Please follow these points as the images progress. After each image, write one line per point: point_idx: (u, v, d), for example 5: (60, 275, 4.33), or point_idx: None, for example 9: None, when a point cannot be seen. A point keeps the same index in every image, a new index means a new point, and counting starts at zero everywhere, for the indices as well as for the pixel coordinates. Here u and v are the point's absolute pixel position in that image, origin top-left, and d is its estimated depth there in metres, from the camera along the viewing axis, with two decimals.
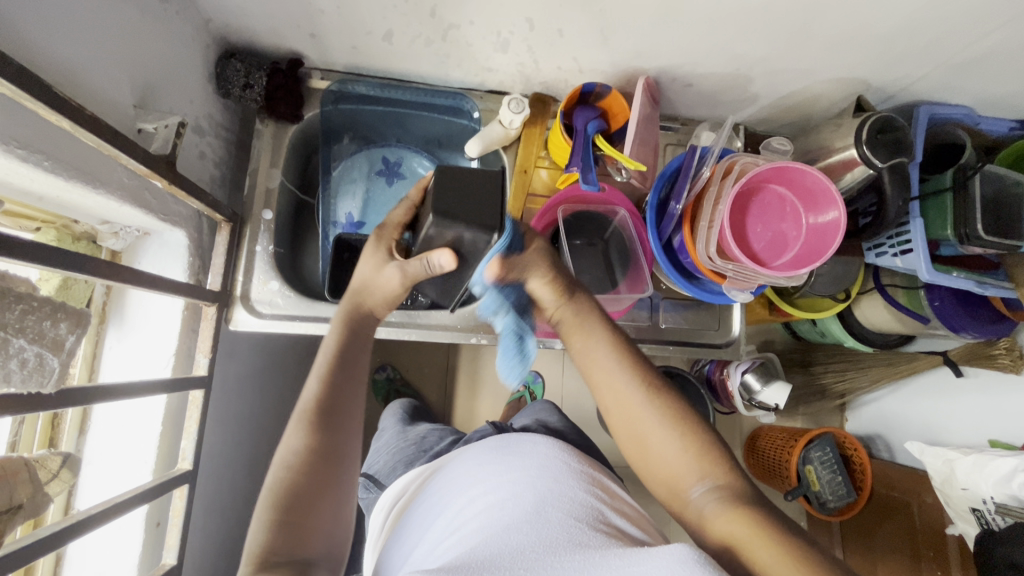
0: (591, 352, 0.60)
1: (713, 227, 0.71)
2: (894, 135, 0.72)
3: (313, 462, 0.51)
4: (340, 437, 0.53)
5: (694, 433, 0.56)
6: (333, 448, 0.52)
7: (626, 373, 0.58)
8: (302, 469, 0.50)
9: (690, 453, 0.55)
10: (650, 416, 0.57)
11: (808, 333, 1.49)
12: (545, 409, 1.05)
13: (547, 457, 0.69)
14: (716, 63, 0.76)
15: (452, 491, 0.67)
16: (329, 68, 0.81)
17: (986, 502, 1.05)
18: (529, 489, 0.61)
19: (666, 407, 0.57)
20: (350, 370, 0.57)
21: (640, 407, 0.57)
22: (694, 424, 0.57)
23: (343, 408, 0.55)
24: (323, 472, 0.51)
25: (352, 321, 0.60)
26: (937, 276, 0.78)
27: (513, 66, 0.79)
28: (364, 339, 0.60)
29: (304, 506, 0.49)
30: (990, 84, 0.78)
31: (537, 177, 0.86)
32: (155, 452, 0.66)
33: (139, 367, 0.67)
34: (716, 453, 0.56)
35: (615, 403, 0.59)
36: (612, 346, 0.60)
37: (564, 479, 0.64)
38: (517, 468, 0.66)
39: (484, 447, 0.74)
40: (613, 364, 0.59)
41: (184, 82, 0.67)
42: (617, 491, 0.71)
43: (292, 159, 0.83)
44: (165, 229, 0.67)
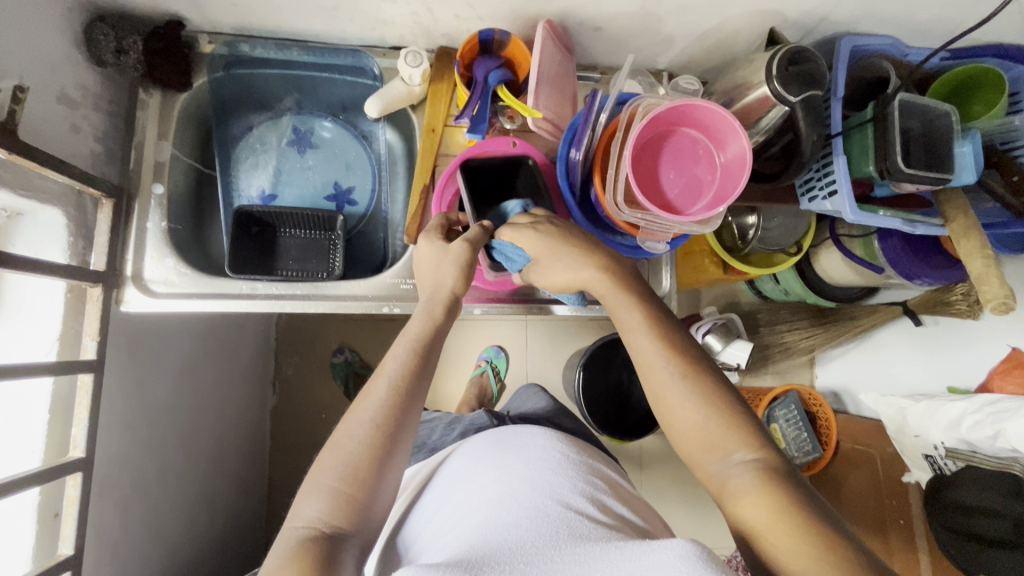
0: (635, 325, 0.58)
1: (620, 176, 0.67)
2: (805, 67, 0.68)
3: (374, 438, 0.52)
4: (404, 427, 0.54)
5: (725, 410, 0.53)
6: (395, 435, 0.53)
7: (661, 346, 0.56)
8: (362, 448, 0.51)
9: (721, 428, 0.53)
10: (685, 392, 0.54)
11: (771, 292, 1.46)
12: (535, 394, 1.08)
13: (544, 448, 0.68)
14: (620, 1, 0.72)
15: (456, 480, 0.66)
16: (215, 31, 0.76)
17: (937, 448, 1.03)
18: (527, 482, 0.60)
19: (702, 382, 0.54)
20: (427, 365, 0.57)
21: (670, 382, 0.55)
22: (725, 395, 0.54)
23: (407, 394, 0.54)
24: (377, 450, 0.52)
25: (434, 309, 0.60)
26: (861, 216, 0.76)
27: (408, 17, 0.74)
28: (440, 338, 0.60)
29: (356, 479, 0.50)
30: (911, 8, 0.74)
31: (451, 136, 0.82)
32: (44, 440, 0.64)
33: (20, 354, 0.64)
34: (752, 429, 0.53)
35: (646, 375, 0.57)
36: (650, 318, 0.58)
37: (563, 470, 0.63)
38: (516, 460, 0.64)
39: (481, 441, 0.73)
40: (649, 338, 0.57)
41: (40, 49, 0.63)
42: (616, 479, 0.71)
43: (186, 132, 0.79)
44: (37, 208, 0.64)
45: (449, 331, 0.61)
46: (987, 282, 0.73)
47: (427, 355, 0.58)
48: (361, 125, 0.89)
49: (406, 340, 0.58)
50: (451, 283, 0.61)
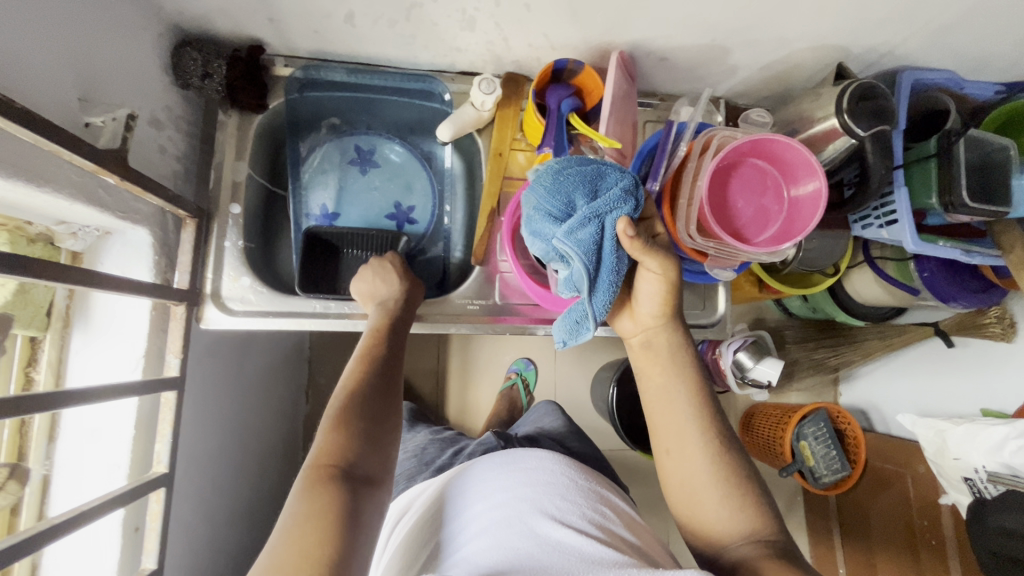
0: (670, 384, 0.62)
1: (694, 205, 0.69)
2: (876, 102, 0.70)
3: (367, 401, 0.57)
4: (391, 391, 0.60)
5: (740, 485, 0.57)
6: (383, 394, 0.59)
7: (690, 408, 0.60)
8: (356, 404, 0.56)
9: (734, 502, 0.56)
10: (703, 456, 0.58)
11: (800, 309, 1.45)
12: (551, 413, 1.07)
13: (554, 473, 0.67)
14: (691, 34, 0.74)
15: (457, 501, 0.66)
16: (292, 54, 0.78)
17: (978, 472, 1.04)
18: (533, 509, 0.60)
19: (720, 454, 0.58)
20: (394, 347, 0.66)
21: (692, 439, 0.59)
22: (741, 472, 0.57)
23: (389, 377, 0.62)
24: (372, 410, 0.57)
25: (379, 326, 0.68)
26: (923, 246, 0.77)
27: (483, 45, 0.76)
28: (400, 329, 0.69)
29: (361, 431, 0.54)
30: (973, 45, 0.76)
31: (514, 160, 0.84)
32: (129, 456, 0.64)
33: (107, 371, 0.65)
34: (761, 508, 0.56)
35: (670, 428, 0.60)
36: (683, 380, 0.62)
37: (571, 497, 0.63)
38: (524, 483, 0.64)
39: (490, 459, 0.72)
40: (678, 398, 0.61)
41: (137, 73, 0.64)
42: (622, 503, 0.70)
43: (259, 151, 0.81)
44: (127, 228, 0.65)
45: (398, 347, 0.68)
46: None
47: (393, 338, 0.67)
48: (424, 146, 0.91)
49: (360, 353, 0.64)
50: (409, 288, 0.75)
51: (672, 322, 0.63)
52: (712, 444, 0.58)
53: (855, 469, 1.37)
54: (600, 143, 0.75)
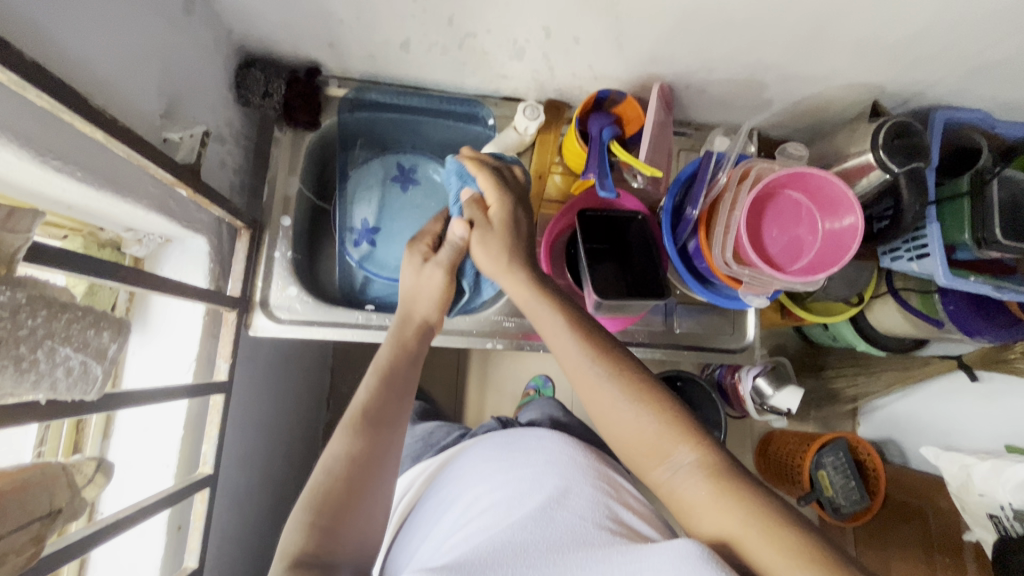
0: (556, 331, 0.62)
1: (730, 232, 0.71)
2: (911, 140, 0.72)
3: (354, 468, 0.54)
4: (382, 447, 0.57)
5: (666, 410, 0.56)
6: (375, 456, 0.56)
7: (586, 355, 0.60)
8: (341, 477, 0.53)
9: (665, 429, 0.56)
10: (619, 397, 0.57)
11: (820, 336, 1.44)
12: (546, 404, 1.06)
13: (554, 453, 0.70)
14: (731, 69, 0.76)
15: (457, 487, 0.69)
16: (345, 76, 0.82)
17: (1003, 509, 1.03)
18: (534, 487, 0.62)
19: (635, 385, 0.58)
20: (401, 375, 0.63)
21: (599, 386, 0.58)
22: (667, 402, 0.57)
23: (387, 416, 0.59)
24: (357, 479, 0.54)
25: (407, 338, 0.67)
26: (954, 280, 0.78)
27: (528, 74, 0.80)
28: (416, 349, 0.67)
29: (338, 512, 0.51)
30: (1006, 88, 0.78)
31: (552, 182, 0.88)
32: (177, 456, 0.66)
33: (160, 372, 0.68)
34: (691, 429, 0.56)
35: (579, 381, 0.60)
36: (567, 322, 0.62)
37: (571, 475, 0.65)
38: (526, 466, 0.67)
39: (490, 441, 0.76)
40: (574, 347, 0.61)
41: (207, 91, 0.68)
42: (623, 484, 0.71)
43: (309, 166, 0.84)
44: (187, 236, 0.68)
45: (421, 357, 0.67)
46: None
47: (403, 359, 0.65)
48: None
49: (375, 368, 0.63)
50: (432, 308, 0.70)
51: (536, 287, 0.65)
52: (626, 383, 0.58)
53: (874, 501, 1.35)
54: (639, 170, 0.77)
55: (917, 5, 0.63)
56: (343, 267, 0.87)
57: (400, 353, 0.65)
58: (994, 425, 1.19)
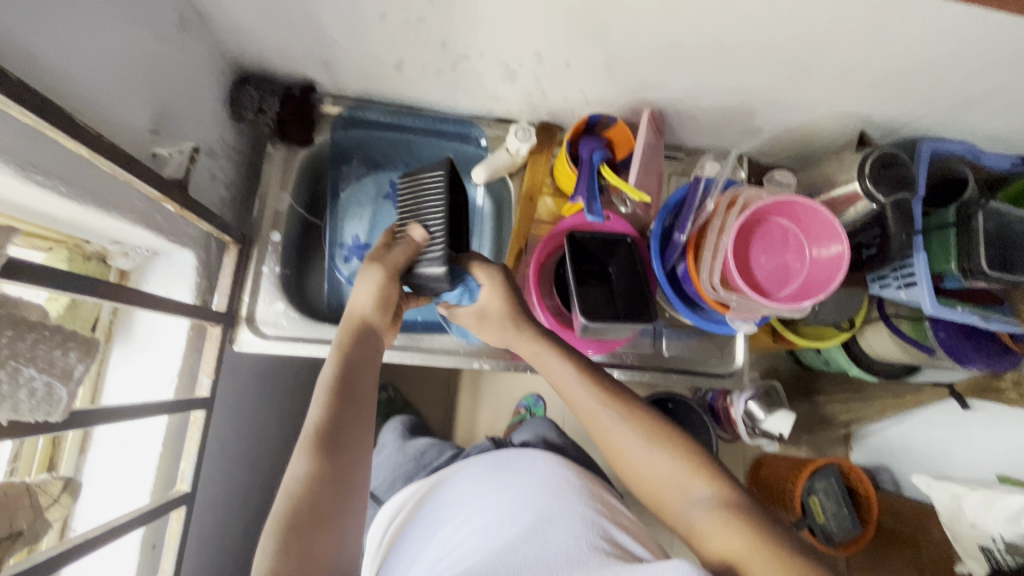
0: (567, 379, 0.63)
1: (718, 258, 0.72)
2: (897, 171, 0.73)
3: (318, 488, 0.51)
4: (345, 465, 0.53)
5: (673, 443, 0.58)
6: (338, 476, 0.52)
7: (595, 395, 0.61)
8: (307, 497, 0.50)
9: (675, 465, 0.57)
10: (633, 437, 0.59)
11: (812, 360, 1.44)
12: (541, 424, 1.05)
13: (548, 472, 0.70)
14: (720, 97, 0.78)
15: (450, 507, 0.68)
16: (341, 95, 0.83)
17: (994, 541, 1.02)
18: (526, 507, 0.62)
19: (647, 426, 0.59)
20: (357, 385, 0.59)
21: (617, 430, 0.59)
22: (675, 437, 0.58)
23: (344, 432, 0.55)
24: (325, 499, 0.51)
25: (346, 344, 0.62)
26: (941, 310, 0.79)
27: (521, 96, 0.81)
28: (361, 356, 0.62)
29: (310, 534, 0.48)
30: (991, 121, 0.79)
31: (542, 204, 0.88)
32: (154, 472, 0.66)
33: (141, 388, 0.67)
34: (706, 465, 0.56)
35: (593, 428, 0.61)
36: (577, 365, 0.63)
37: (564, 494, 0.65)
38: (519, 487, 0.66)
39: (482, 463, 0.75)
40: (591, 391, 0.61)
41: (200, 107, 0.69)
42: (617, 506, 0.70)
43: (302, 183, 0.85)
44: (175, 250, 0.68)
45: (367, 356, 0.62)
46: None
47: (356, 363, 0.61)
48: None
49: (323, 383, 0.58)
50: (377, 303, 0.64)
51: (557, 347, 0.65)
52: (644, 424, 0.59)
53: (868, 530, 1.32)
54: (628, 193, 0.79)
55: (898, 41, 0.64)
56: (332, 284, 0.86)
57: (347, 363, 0.60)
58: (986, 455, 1.18)
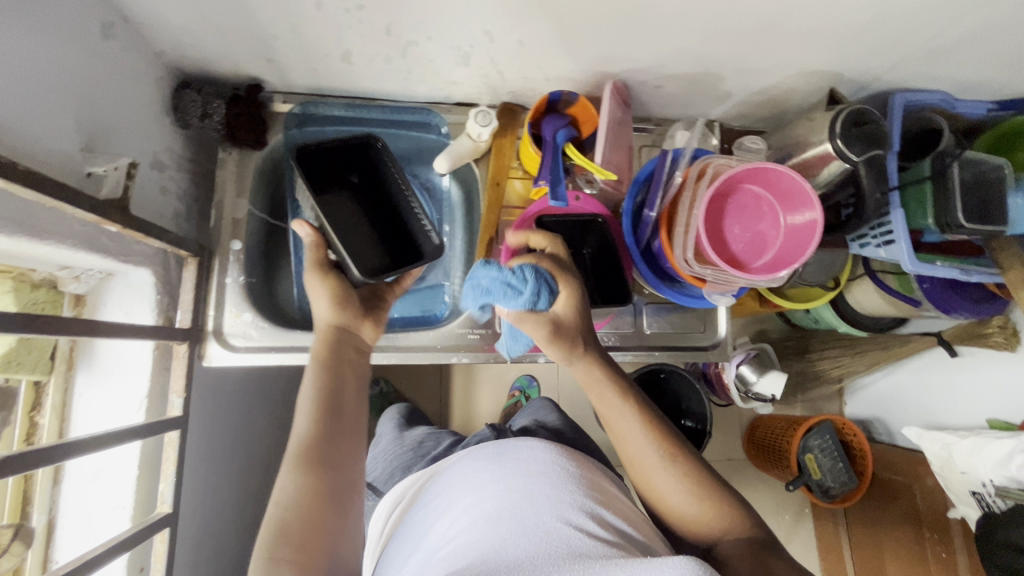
0: (616, 413, 0.64)
1: (690, 232, 0.69)
2: (868, 127, 0.71)
3: (313, 501, 0.51)
4: (340, 478, 0.54)
5: (709, 487, 0.61)
6: (334, 489, 0.53)
7: (643, 431, 0.63)
8: (298, 508, 0.51)
9: (707, 506, 0.61)
10: (670, 477, 0.61)
11: (803, 320, 1.45)
12: (545, 407, 1.04)
13: (544, 460, 0.66)
14: (684, 64, 0.75)
15: (443, 498, 0.67)
16: (290, 91, 0.79)
17: (986, 485, 1.04)
18: (525, 498, 0.60)
19: (685, 467, 0.62)
20: (343, 392, 0.59)
21: (658, 475, 0.62)
22: (711, 479, 0.62)
23: (337, 442, 0.56)
24: (318, 509, 0.51)
25: (321, 351, 0.62)
26: (921, 266, 0.78)
27: (478, 79, 0.77)
28: (338, 363, 0.62)
29: (304, 544, 0.49)
30: (964, 68, 0.76)
31: (512, 188, 0.86)
32: (133, 497, 0.65)
33: (111, 414, 0.66)
34: (735, 507, 0.61)
35: (631, 459, 0.64)
36: (626, 400, 0.64)
37: (561, 483, 0.63)
38: (512, 473, 0.64)
39: (480, 453, 0.71)
40: (636, 434, 0.63)
41: (139, 117, 0.66)
42: (613, 489, 0.70)
43: (260, 187, 0.82)
44: (130, 269, 0.65)
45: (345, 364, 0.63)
46: None
47: (335, 376, 0.60)
48: (423, 176, 0.89)
49: (309, 393, 0.58)
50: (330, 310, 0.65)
51: (610, 380, 0.65)
52: (683, 464, 0.62)
53: (863, 482, 1.34)
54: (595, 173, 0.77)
55: None
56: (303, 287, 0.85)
57: (328, 372, 0.60)
58: (974, 402, 1.19)
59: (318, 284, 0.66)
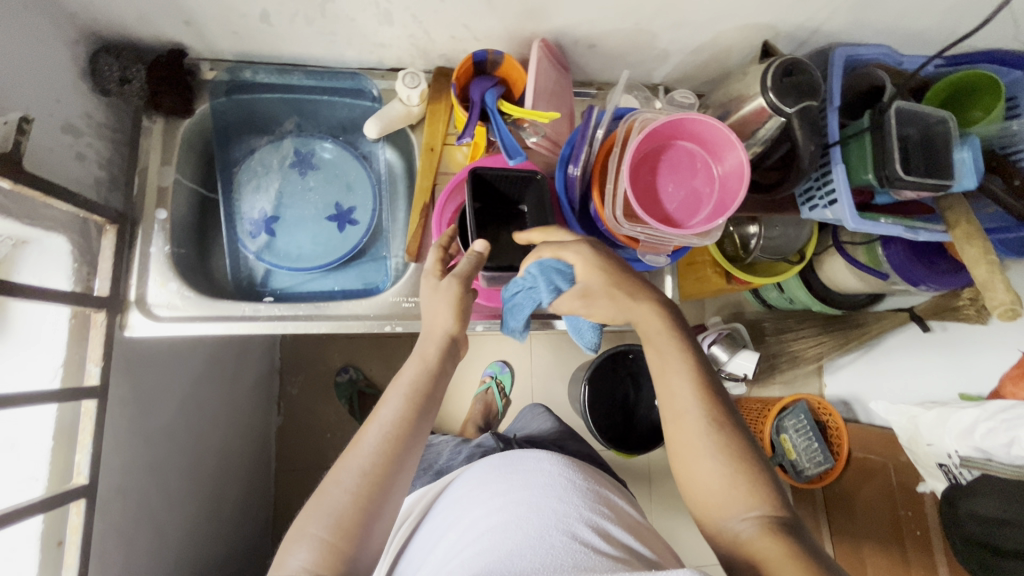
0: (668, 367, 0.57)
1: (619, 189, 0.67)
2: (800, 78, 0.69)
3: (366, 492, 0.49)
4: (398, 477, 0.51)
5: (741, 461, 0.52)
6: (388, 484, 0.50)
7: (693, 387, 0.55)
8: (352, 494, 0.49)
9: (735, 478, 0.52)
10: (706, 439, 0.53)
11: (777, 301, 1.41)
12: (541, 414, 1.06)
13: (551, 475, 0.66)
14: (613, 20, 0.73)
15: (456, 509, 0.65)
16: (217, 58, 0.78)
17: (951, 457, 0.98)
18: (540, 514, 0.58)
19: (725, 437, 0.53)
20: (426, 392, 0.55)
21: (695, 434, 0.54)
22: (748, 455, 0.53)
23: (409, 444, 0.52)
24: (370, 501, 0.49)
25: (428, 353, 0.58)
26: (862, 223, 0.75)
27: (406, 40, 0.76)
28: (444, 371, 0.58)
29: (342, 527, 0.47)
30: (901, 19, 0.75)
31: (450, 155, 0.83)
32: (47, 467, 0.63)
33: (23, 379, 0.64)
34: (769, 488, 0.51)
35: (670, 413, 0.56)
36: (689, 358, 0.57)
37: (569, 498, 0.62)
38: (527, 490, 0.63)
39: (487, 465, 0.71)
40: (684, 387, 0.55)
41: (46, 79, 0.64)
42: (621, 504, 0.69)
43: (188, 157, 0.81)
44: (44, 235, 0.64)
45: (448, 373, 0.58)
46: (993, 289, 0.71)
47: (434, 380, 0.56)
48: (362, 146, 0.89)
49: (399, 386, 0.55)
50: (454, 316, 0.60)
51: (677, 336, 0.58)
52: (722, 432, 0.53)
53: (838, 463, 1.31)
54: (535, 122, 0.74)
55: None
56: (238, 261, 0.84)
57: (427, 373, 0.56)
58: (944, 374, 1.16)
59: (450, 295, 0.60)
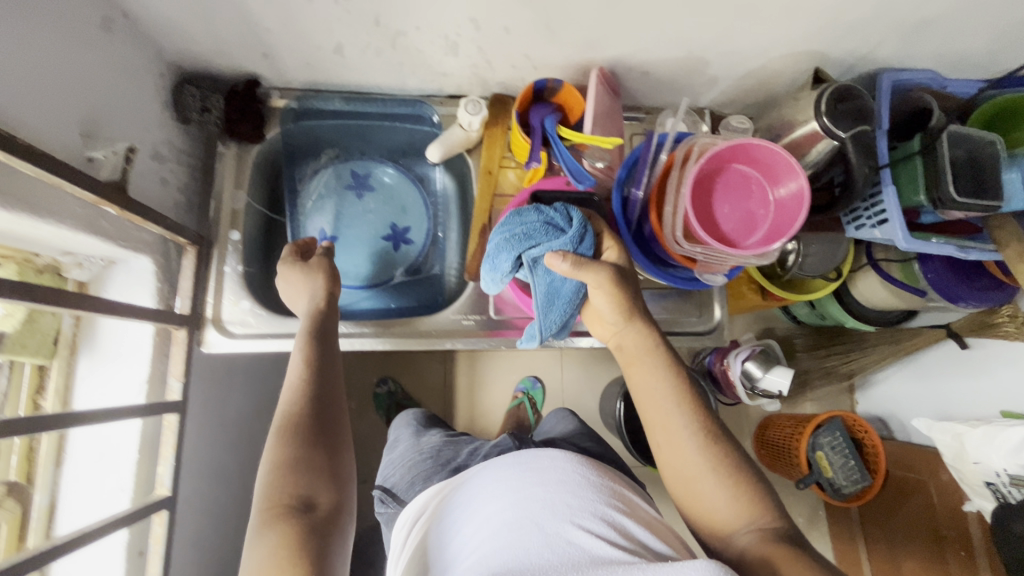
0: (651, 382, 0.60)
1: (678, 210, 0.70)
2: (854, 103, 0.71)
3: (296, 465, 0.50)
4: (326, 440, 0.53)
5: (733, 472, 0.55)
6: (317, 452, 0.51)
7: (676, 401, 0.58)
8: (285, 472, 0.49)
9: (731, 488, 0.55)
10: (696, 453, 0.56)
11: (810, 317, 1.41)
12: (567, 416, 1.01)
13: (565, 469, 0.59)
14: (668, 48, 0.76)
15: (463, 510, 0.58)
16: (287, 87, 0.82)
17: (999, 475, 0.98)
18: (552, 510, 0.53)
19: (715, 449, 0.56)
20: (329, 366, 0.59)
21: (686, 448, 0.57)
22: (738, 465, 0.56)
23: (325, 411, 0.55)
24: (302, 468, 0.50)
25: (310, 338, 0.61)
26: (915, 244, 0.77)
27: (468, 69, 0.79)
28: (327, 353, 0.61)
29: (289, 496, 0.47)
30: (949, 45, 0.77)
31: (505, 178, 0.86)
32: (132, 479, 0.66)
33: (113, 395, 0.67)
34: (761, 495, 0.55)
35: (660, 430, 0.59)
36: (671, 372, 0.60)
37: (584, 491, 0.56)
38: (540, 485, 0.56)
39: (499, 463, 0.63)
40: (667, 402, 0.59)
41: (138, 109, 0.68)
42: (640, 502, 0.62)
43: (259, 179, 0.84)
44: (130, 256, 0.67)
45: (332, 351, 0.61)
46: None
47: (318, 356, 0.60)
48: (418, 169, 0.93)
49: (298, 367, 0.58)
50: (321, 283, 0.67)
51: (656, 351, 0.61)
52: (711, 444, 0.56)
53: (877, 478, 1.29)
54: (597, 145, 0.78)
55: None
56: None
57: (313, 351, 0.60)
58: (984, 391, 1.15)
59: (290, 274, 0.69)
